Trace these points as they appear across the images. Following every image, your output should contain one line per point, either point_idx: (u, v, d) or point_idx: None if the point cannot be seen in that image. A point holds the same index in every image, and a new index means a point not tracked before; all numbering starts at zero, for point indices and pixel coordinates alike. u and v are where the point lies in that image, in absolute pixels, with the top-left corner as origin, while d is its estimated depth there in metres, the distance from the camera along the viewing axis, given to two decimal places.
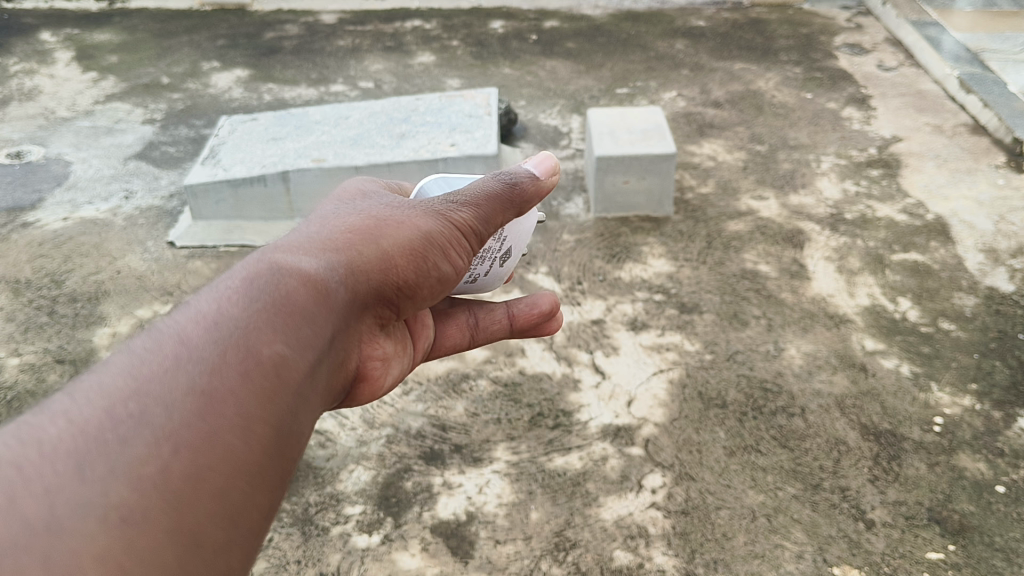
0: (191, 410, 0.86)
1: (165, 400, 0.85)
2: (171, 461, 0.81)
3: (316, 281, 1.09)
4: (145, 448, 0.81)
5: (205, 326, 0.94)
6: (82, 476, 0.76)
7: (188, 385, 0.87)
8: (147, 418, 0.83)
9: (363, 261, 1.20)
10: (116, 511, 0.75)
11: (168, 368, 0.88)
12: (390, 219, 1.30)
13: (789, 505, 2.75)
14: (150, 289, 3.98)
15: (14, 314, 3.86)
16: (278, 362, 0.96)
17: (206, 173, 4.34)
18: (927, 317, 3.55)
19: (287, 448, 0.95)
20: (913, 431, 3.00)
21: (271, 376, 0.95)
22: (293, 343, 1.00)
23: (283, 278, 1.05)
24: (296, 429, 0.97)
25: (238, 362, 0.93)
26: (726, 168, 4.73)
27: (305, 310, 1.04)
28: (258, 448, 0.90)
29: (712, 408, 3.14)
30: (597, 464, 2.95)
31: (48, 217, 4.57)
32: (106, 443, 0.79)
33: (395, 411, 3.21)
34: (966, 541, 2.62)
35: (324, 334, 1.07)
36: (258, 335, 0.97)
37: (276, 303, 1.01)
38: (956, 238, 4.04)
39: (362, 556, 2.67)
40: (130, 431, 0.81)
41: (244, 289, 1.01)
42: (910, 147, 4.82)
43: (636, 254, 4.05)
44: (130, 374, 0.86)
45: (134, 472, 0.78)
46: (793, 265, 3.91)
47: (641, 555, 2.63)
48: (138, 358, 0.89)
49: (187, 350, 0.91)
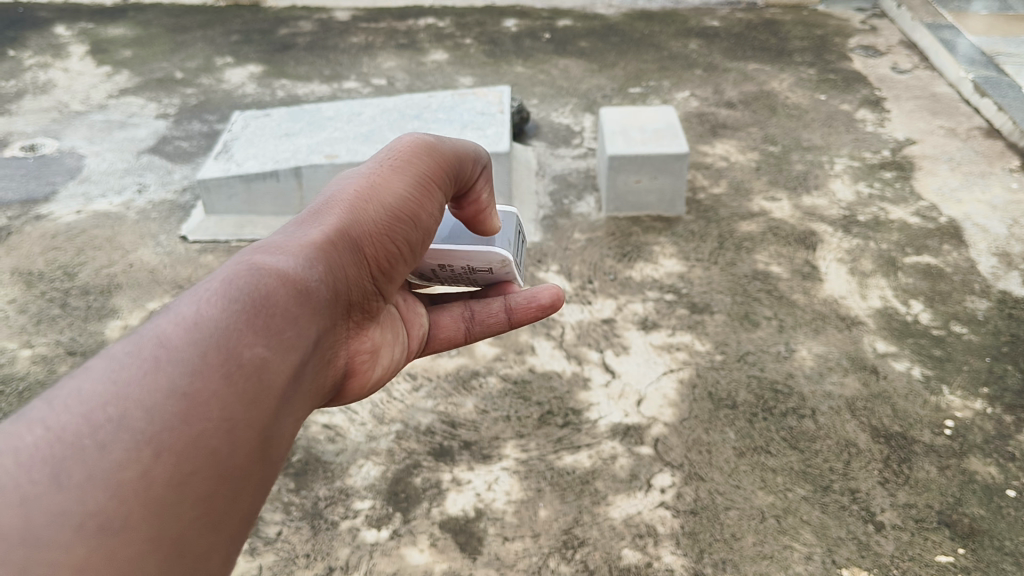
0: (176, 414, 0.82)
1: (147, 404, 0.81)
2: (152, 468, 0.78)
3: (300, 280, 1.07)
4: (125, 454, 0.77)
5: (188, 326, 0.89)
6: (59, 484, 0.72)
7: (170, 388, 0.83)
8: (126, 423, 0.79)
9: (341, 252, 1.19)
10: (94, 520, 0.73)
11: (148, 369, 0.83)
12: (362, 197, 1.28)
13: (798, 507, 2.75)
14: (162, 283, 3.99)
15: (27, 306, 3.88)
16: (261, 365, 0.94)
17: (218, 167, 4.35)
18: (939, 320, 3.54)
19: (266, 452, 0.94)
20: (924, 434, 2.99)
21: (252, 379, 0.92)
22: (276, 343, 0.98)
23: (265, 275, 1.02)
24: (273, 432, 0.96)
25: (221, 364, 0.89)
26: (738, 169, 4.73)
27: (291, 310, 1.02)
28: (241, 452, 0.89)
29: (722, 408, 3.14)
30: (606, 462, 2.95)
31: (61, 210, 4.59)
32: (84, 450, 0.75)
33: (404, 407, 3.21)
34: (975, 545, 2.61)
35: (309, 329, 1.06)
36: (241, 335, 0.93)
37: (260, 301, 0.98)
38: (969, 241, 4.03)
39: (371, 550, 2.68)
40: (109, 437, 0.77)
41: (228, 289, 0.96)
42: (923, 150, 4.81)
43: (647, 253, 4.05)
44: (110, 377, 0.82)
45: (114, 479, 0.75)
46: (805, 266, 3.90)
47: (650, 555, 2.63)
48: (117, 359, 0.84)
49: (169, 350, 0.86)
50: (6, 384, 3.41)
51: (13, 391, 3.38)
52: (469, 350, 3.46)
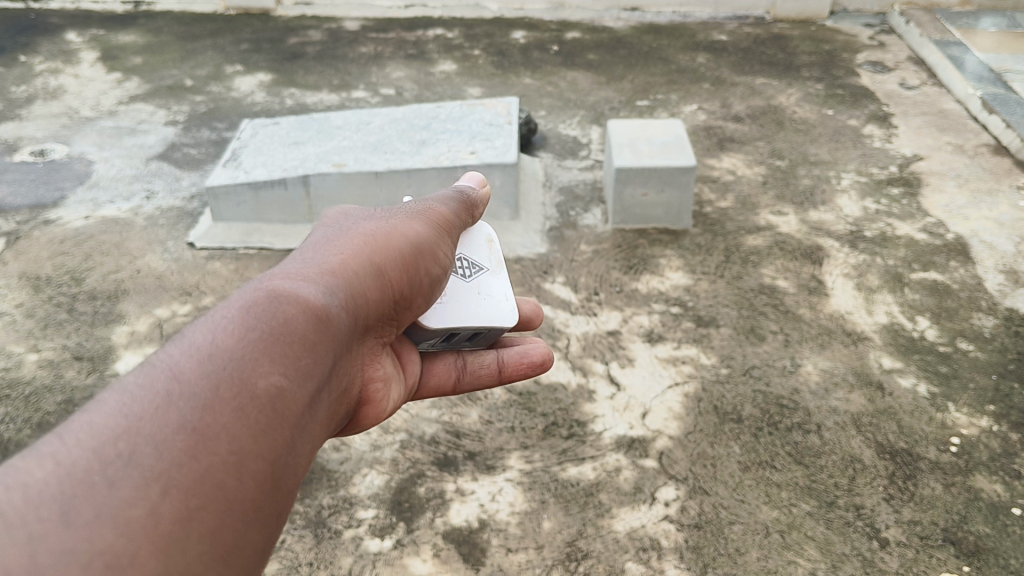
0: (181, 451, 0.80)
1: (155, 439, 0.79)
2: (159, 505, 0.76)
3: (316, 313, 0.99)
4: (132, 492, 0.75)
5: (198, 362, 0.86)
6: (66, 523, 0.71)
7: (178, 423, 0.81)
8: (134, 459, 0.77)
9: (359, 279, 1.10)
10: (100, 558, 0.70)
11: (159, 405, 0.81)
12: (379, 235, 1.18)
13: (803, 522, 2.74)
14: (169, 289, 4.00)
15: (34, 310, 3.89)
16: (272, 398, 0.89)
17: (227, 174, 4.37)
18: (945, 337, 3.54)
19: (283, 483, 0.90)
20: (929, 451, 2.98)
21: (264, 409, 0.88)
22: (287, 374, 0.92)
23: (278, 309, 0.95)
24: (288, 457, 0.91)
25: (230, 399, 0.86)
26: (745, 183, 4.73)
27: (304, 342, 0.96)
28: (250, 483, 0.84)
29: (727, 422, 3.13)
30: (610, 475, 2.95)
31: (69, 215, 4.61)
32: (93, 489, 0.74)
33: (410, 416, 3.21)
34: (980, 563, 2.60)
35: (323, 361, 0.99)
36: (250, 368, 0.89)
37: (270, 339, 0.92)
38: (976, 258, 4.03)
39: (374, 560, 2.68)
40: (118, 474, 0.75)
41: (240, 321, 0.92)
42: (931, 166, 4.81)
43: (653, 266, 4.05)
44: (123, 413, 0.80)
45: (121, 516, 0.73)
46: (811, 280, 3.91)
47: (653, 568, 2.62)
48: (130, 393, 0.82)
49: (180, 384, 0.84)
50: (12, 388, 3.42)
51: (19, 395, 3.38)
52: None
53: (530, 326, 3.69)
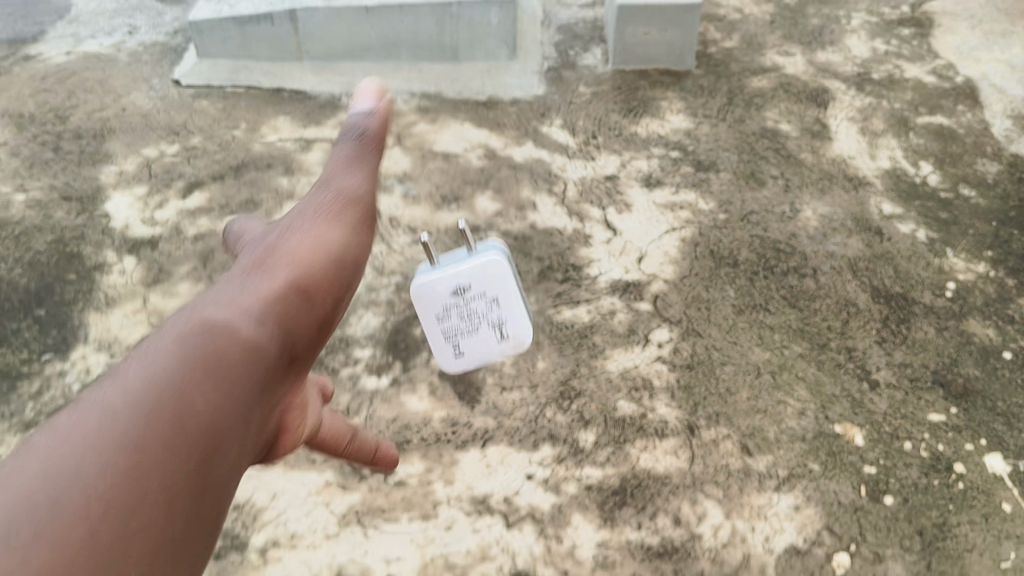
0: (110, 478, 1.14)
1: (97, 460, 1.15)
2: (97, 517, 1.10)
3: (251, 345, 1.44)
4: (73, 513, 1.09)
5: (127, 392, 1.26)
6: (16, 534, 1.04)
7: (120, 445, 1.18)
8: (78, 479, 1.13)
9: (285, 308, 1.58)
10: (39, 561, 1.03)
11: (92, 442, 1.17)
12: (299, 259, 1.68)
13: (794, 363, 2.78)
14: (157, 129, 3.90)
15: (19, 149, 3.80)
16: (194, 413, 1.27)
17: (211, 8, 4.18)
18: (948, 182, 3.49)
19: (210, 503, 1.24)
20: (925, 295, 3.00)
21: (185, 426, 1.25)
22: (204, 405, 1.29)
23: (209, 341, 1.38)
24: (214, 475, 1.26)
25: (160, 420, 1.23)
26: (752, 22, 4.55)
27: (224, 368, 1.36)
28: (181, 517, 1.18)
29: (722, 266, 3.13)
30: (605, 318, 2.96)
31: (50, 51, 4.44)
32: (36, 504, 1.08)
33: (404, 260, 3.19)
34: (968, 405, 2.66)
35: (236, 393, 1.36)
36: (180, 394, 1.28)
37: (198, 371, 1.33)
38: (984, 103, 3.93)
39: (371, 398, 2.73)
40: (58, 494, 1.10)
41: (171, 362, 1.32)
42: (945, 5, 4.62)
43: (653, 109, 3.95)
44: (67, 440, 1.17)
45: (66, 517, 1.08)
46: (814, 124, 3.81)
47: (645, 406, 2.68)
48: (63, 432, 1.19)
49: (116, 410, 1.22)
50: (2, 227, 3.38)
51: (9, 235, 3.35)
52: (466, 211, 3.42)
53: (524, 171, 3.61)
